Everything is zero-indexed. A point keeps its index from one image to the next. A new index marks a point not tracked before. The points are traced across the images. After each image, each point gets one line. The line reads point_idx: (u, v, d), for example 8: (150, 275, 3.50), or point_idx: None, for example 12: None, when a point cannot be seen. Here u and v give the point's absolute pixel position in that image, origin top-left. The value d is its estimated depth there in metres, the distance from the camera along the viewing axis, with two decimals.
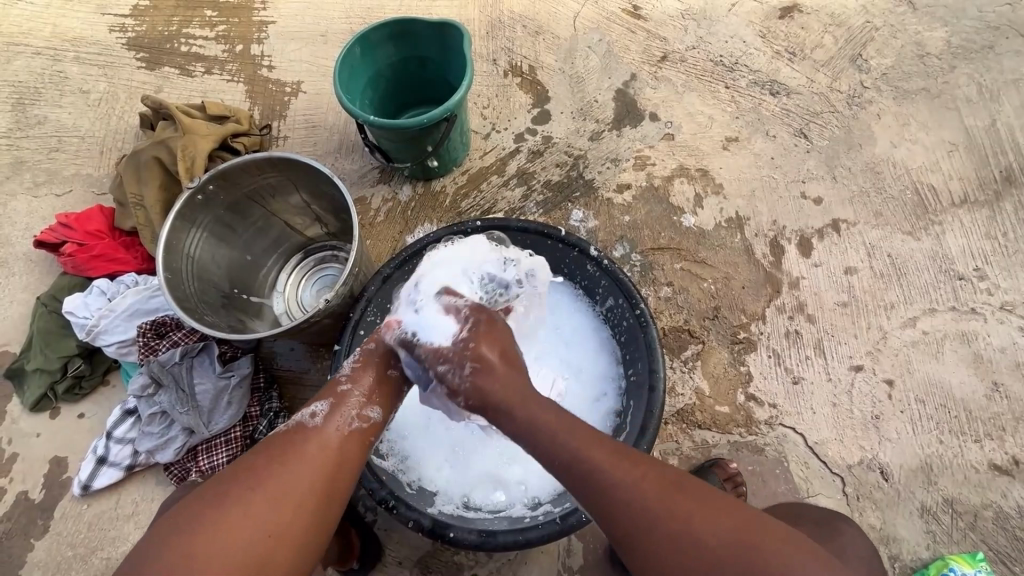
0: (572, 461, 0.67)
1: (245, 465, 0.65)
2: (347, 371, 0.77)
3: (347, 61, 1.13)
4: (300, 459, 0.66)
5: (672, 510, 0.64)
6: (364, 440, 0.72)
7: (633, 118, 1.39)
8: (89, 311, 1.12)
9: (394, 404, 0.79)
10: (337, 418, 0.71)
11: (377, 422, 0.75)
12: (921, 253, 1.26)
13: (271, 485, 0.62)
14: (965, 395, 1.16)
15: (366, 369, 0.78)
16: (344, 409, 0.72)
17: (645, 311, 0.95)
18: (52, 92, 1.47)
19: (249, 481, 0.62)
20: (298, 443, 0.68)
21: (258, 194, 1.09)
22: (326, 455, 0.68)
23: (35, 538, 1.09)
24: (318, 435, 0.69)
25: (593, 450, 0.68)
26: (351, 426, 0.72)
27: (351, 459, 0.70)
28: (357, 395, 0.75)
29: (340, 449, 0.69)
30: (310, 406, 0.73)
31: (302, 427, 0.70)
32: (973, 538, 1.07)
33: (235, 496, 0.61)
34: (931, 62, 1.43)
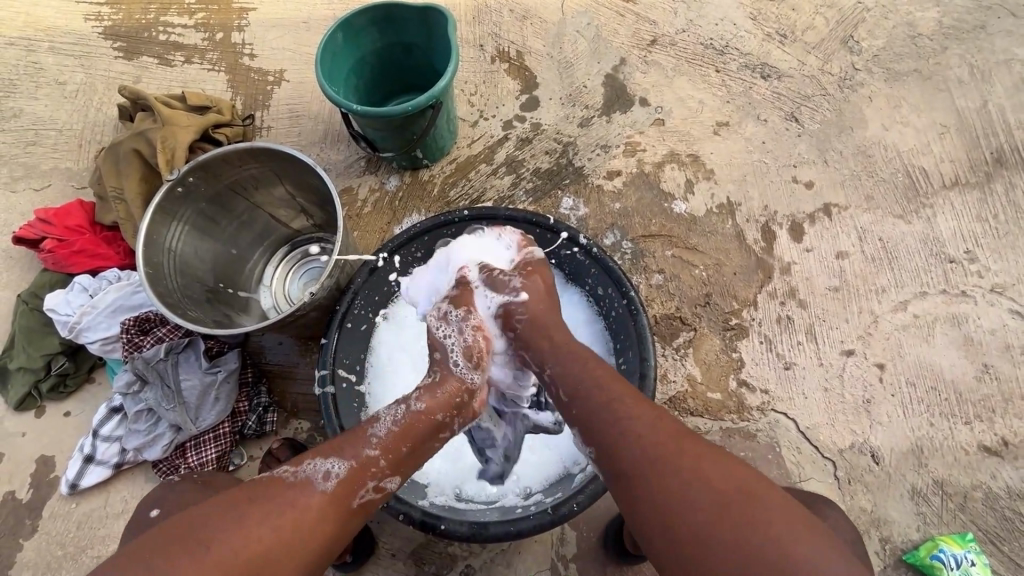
0: (594, 388, 0.74)
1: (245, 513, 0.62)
2: (379, 433, 0.74)
3: (330, 48, 1.11)
4: (300, 517, 0.64)
5: (678, 444, 0.65)
6: (366, 511, 0.70)
7: (623, 103, 1.37)
8: (71, 308, 1.10)
9: (410, 474, 0.77)
10: (350, 487, 0.69)
11: (387, 493, 0.73)
12: (912, 236, 1.26)
13: (264, 541, 0.60)
14: (956, 377, 1.16)
15: (399, 438, 0.75)
16: (357, 481, 0.69)
17: (635, 298, 0.94)
18: (27, 83, 1.43)
19: (241, 529, 0.60)
20: (299, 498, 0.65)
21: (240, 186, 1.07)
22: (330, 522, 0.66)
23: (24, 538, 1.08)
24: (321, 500, 0.66)
25: (612, 384, 0.74)
26: (363, 498, 0.70)
27: (349, 529, 0.68)
28: (378, 465, 0.72)
29: (345, 516, 0.68)
30: (329, 461, 0.69)
31: (309, 483, 0.67)
32: (962, 519, 1.08)
33: (225, 541, 0.59)
34: (923, 43, 1.41)
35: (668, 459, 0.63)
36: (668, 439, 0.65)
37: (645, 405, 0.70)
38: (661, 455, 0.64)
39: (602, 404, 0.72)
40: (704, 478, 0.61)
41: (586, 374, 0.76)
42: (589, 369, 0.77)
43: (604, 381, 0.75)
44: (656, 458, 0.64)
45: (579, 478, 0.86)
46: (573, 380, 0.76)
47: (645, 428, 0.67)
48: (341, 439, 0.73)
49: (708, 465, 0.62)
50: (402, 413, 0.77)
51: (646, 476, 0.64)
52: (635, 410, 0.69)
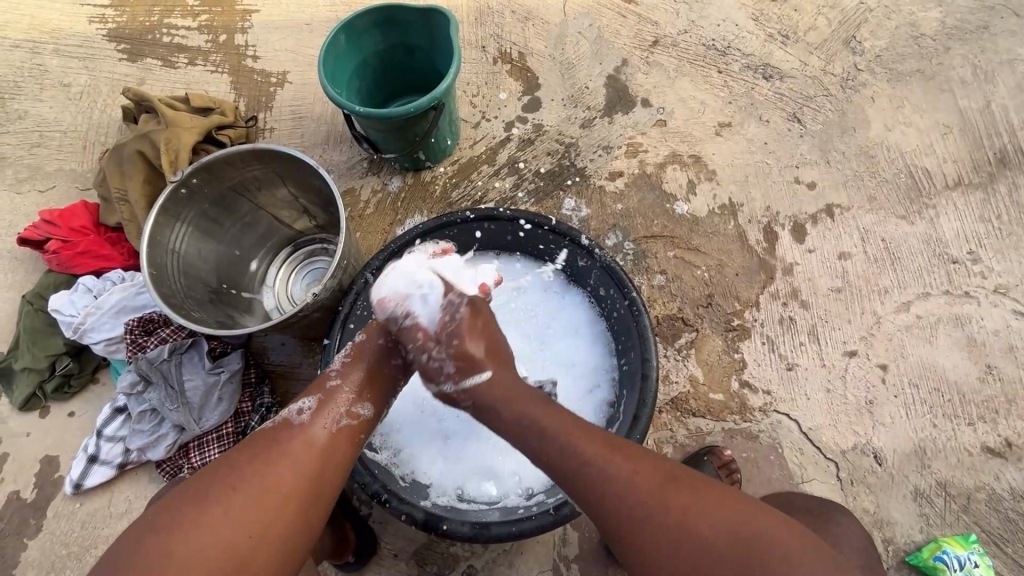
0: (567, 455, 0.69)
1: (229, 460, 0.65)
2: (336, 368, 0.79)
3: (332, 50, 1.11)
4: (286, 451, 0.67)
5: (667, 501, 0.64)
6: (353, 436, 0.74)
7: (625, 104, 1.38)
8: (75, 309, 1.10)
9: (385, 401, 0.81)
10: (325, 414, 0.72)
11: (365, 419, 0.76)
12: (915, 237, 1.26)
13: (255, 476, 0.63)
14: (959, 378, 1.16)
15: (354, 367, 0.79)
16: (331, 408, 0.73)
17: (638, 299, 0.93)
18: (32, 85, 1.43)
19: (233, 473, 0.63)
20: (282, 437, 0.69)
21: (243, 187, 1.07)
22: (314, 451, 0.69)
23: (28, 537, 1.09)
24: (302, 431, 0.70)
25: (585, 440, 0.69)
26: (339, 422, 0.73)
27: (339, 457, 0.71)
28: (348, 393, 0.76)
29: (328, 443, 0.70)
30: (298, 402, 0.74)
31: (288, 423, 0.71)
32: (966, 520, 1.08)
33: (218, 485, 0.62)
34: (926, 43, 1.41)
35: (660, 522, 0.63)
36: (654, 497, 0.64)
37: (625, 458, 0.68)
38: (653, 519, 0.63)
39: (579, 470, 0.67)
40: (700, 536, 0.61)
41: (557, 432, 0.71)
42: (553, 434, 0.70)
43: (575, 437, 0.70)
44: (649, 523, 0.63)
45: None
46: (541, 445, 0.71)
47: (631, 489, 0.65)
48: (307, 385, 0.77)
49: (699, 517, 0.62)
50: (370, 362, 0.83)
51: (643, 538, 0.63)
52: (618, 469, 0.66)
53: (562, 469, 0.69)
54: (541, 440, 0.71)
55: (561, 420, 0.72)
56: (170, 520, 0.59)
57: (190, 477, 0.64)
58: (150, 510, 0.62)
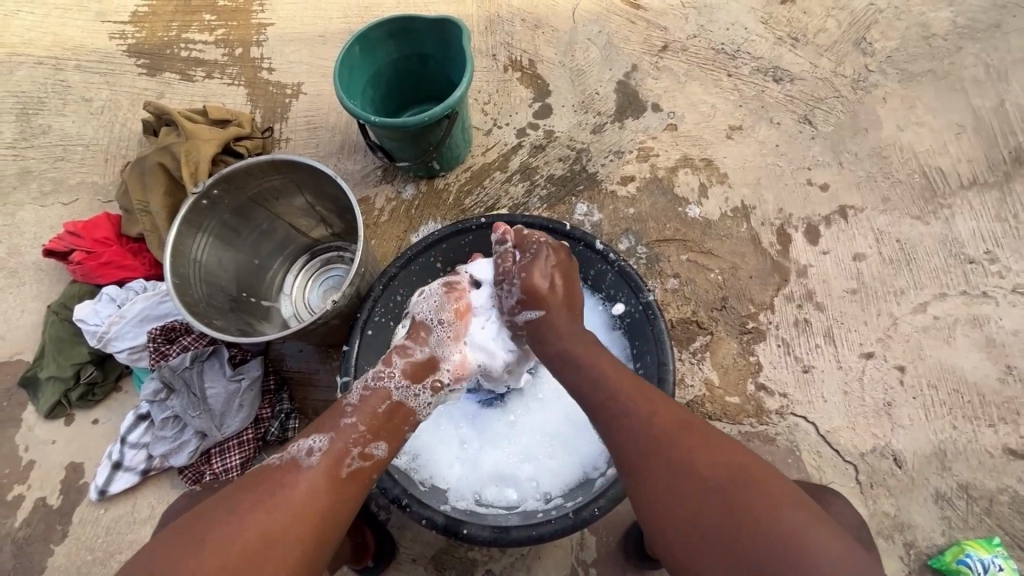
0: (597, 392, 0.76)
1: (231, 499, 0.65)
2: (351, 404, 0.80)
3: (347, 61, 1.13)
4: (292, 494, 0.67)
5: (673, 441, 0.66)
6: (358, 480, 0.73)
7: (635, 109, 1.39)
8: (100, 318, 1.13)
9: (398, 441, 0.81)
10: (335, 456, 0.72)
11: (377, 461, 0.76)
12: (931, 238, 1.25)
13: (258, 520, 0.63)
14: (978, 379, 1.15)
15: (368, 407, 0.80)
16: (342, 446, 0.74)
17: (653, 302, 0.93)
18: (55, 101, 1.47)
19: (238, 516, 0.63)
20: (290, 478, 0.69)
21: (263, 197, 1.09)
22: (321, 494, 0.69)
23: (55, 543, 1.11)
24: (311, 474, 0.70)
25: (618, 381, 0.76)
26: (347, 466, 0.73)
27: (343, 501, 0.71)
28: (358, 432, 0.76)
29: (336, 487, 0.70)
30: (308, 439, 0.74)
31: (296, 461, 0.71)
32: (989, 523, 1.07)
33: (222, 529, 0.61)
34: (937, 43, 1.41)
35: (663, 453, 0.65)
36: (664, 431, 0.67)
37: (650, 397, 0.73)
38: (653, 446, 0.66)
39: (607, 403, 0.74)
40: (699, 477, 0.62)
41: (597, 369, 0.79)
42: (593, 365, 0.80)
43: (609, 372, 0.77)
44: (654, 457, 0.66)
45: (599, 482, 0.86)
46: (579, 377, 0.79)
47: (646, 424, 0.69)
48: (320, 418, 0.78)
49: (705, 459, 0.63)
50: (376, 378, 0.84)
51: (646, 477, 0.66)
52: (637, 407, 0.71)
53: (593, 400, 0.76)
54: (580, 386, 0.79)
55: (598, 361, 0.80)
56: (172, 556, 0.59)
57: (195, 511, 0.65)
58: (161, 534, 0.63)
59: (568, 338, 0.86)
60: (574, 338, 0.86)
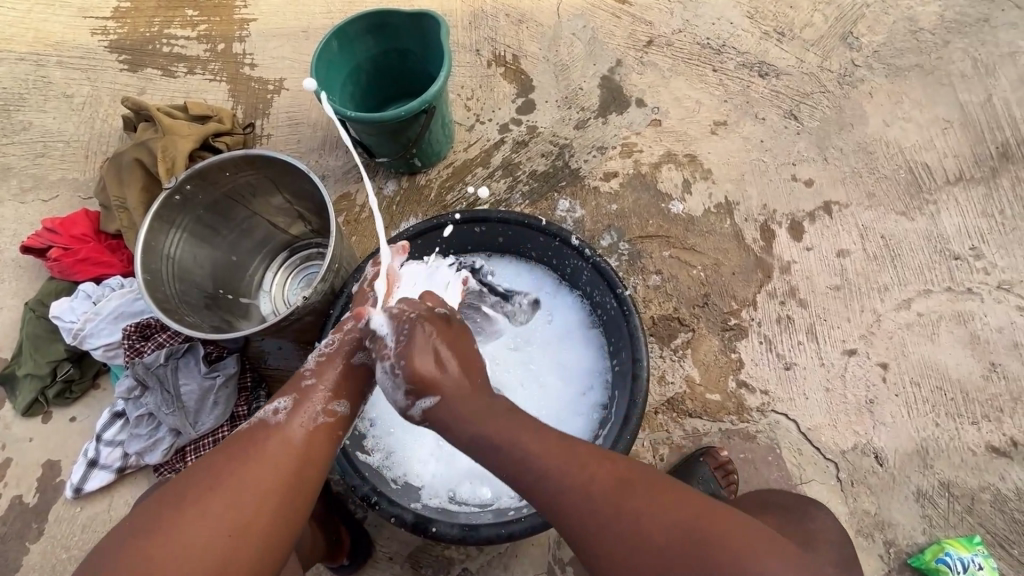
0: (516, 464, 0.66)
1: (206, 463, 0.65)
2: (310, 366, 0.78)
3: (325, 55, 1.12)
4: (263, 456, 0.66)
5: (619, 503, 0.62)
6: (329, 433, 0.72)
7: (619, 104, 1.37)
8: (75, 315, 1.12)
9: (360, 398, 0.79)
10: (301, 413, 0.71)
11: (343, 416, 0.75)
12: (916, 233, 1.24)
13: (234, 481, 0.63)
14: (962, 376, 1.14)
15: (329, 362, 0.78)
16: (307, 404, 0.72)
17: (628, 299, 0.92)
18: (36, 97, 1.46)
19: (210, 476, 0.63)
20: (259, 438, 0.68)
21: (238, 193, 1.08)
22: (293, 449, 0.68)
23: (30, 541, 1.10)
24: (280, 431, 0.69)
25: (541, 452, 0.66)
26: (315, 420, 0.72)
27: (317, 455, 0.70)
28: (323, 391, 0.75)
29: (307, 441, 0.70)
30: (272, 403, 0.72)
31: (263, 423, 0.70)
32: (971, 521, 1.06)
33: (195, 490, 0.62)
34: (924, 38, 1.40)
35: (622, 511, 0.62)
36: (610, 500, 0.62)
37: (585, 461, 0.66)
38: (609, 515, 0.62)
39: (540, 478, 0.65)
40: (652, 537, 0.59)
41: (512, 437, 0.68)
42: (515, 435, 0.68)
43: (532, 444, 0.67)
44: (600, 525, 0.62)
45: None
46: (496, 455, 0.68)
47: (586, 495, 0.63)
48: (280, 384, 0.76)
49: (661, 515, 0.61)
50: (329, 343, 0.80)
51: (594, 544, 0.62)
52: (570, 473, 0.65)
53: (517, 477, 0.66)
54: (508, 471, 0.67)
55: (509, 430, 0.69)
56: (149, 527, 0.59)
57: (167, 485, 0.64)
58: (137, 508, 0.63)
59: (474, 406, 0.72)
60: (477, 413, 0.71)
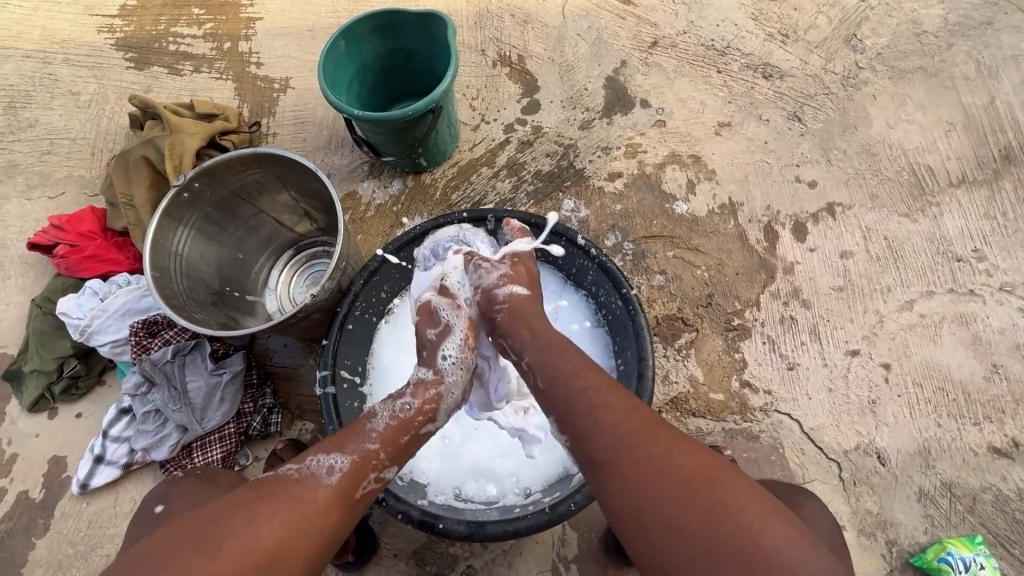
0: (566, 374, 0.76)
1: (250, 510, 0.64)
2: (375, 428, 0.77)
3: (332, 55, 1.13)
4: (306, 515, 0.65)
5: (639, 430, 0.67)
6: (365, 504, 0.73)
7: (624, 105, 1.38)
8: (82, 312, 1.13)
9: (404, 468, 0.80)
10: (354, 480, 0.71)
11: (385, 484, 0.75)
12: (918, 235, 1.24)
13: (274, 539, 0.62)
14: (964, 377, 1.14)
15: (391, 429, 0.78)
16: (360, 474, 0.72)
17: (633, 298, 0.93)
18: (43, 94, 1.47)
19: (254, 526, 0.62)
20: (307, 495, 0.67)
21: (246, 190, 1.09)
22: (332, 515, 0.68)
23: (37, 537, 1.11)
24: (329, 493, 0.69)
25: (583, 373, 0.76)
26: (362, 491, 0.72)
27: (349, 522, 0.70)
28: (378, 457, 0.75)
29: (347, 509, 0.70)
30: (328, 457, 0.71)
31: (315, 479, 0.69)
32: (972, 521, 1.06)
33: (238, 538, 0.61)
34: (928, 41, 1.40)
35: (638, 436, 0.66)
36: (632, 425, 0.67)
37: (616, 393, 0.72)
38: (625, 437, 0.66)
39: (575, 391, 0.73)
40: (671, 464, 0.62)
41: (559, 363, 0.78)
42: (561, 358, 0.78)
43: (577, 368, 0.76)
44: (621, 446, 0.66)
45: (577, 478, 0.86)
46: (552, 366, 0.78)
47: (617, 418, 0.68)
48: (340, 435, 0.75)
49: (672, 447, 0.65)
50: (404, 410, 0.80)
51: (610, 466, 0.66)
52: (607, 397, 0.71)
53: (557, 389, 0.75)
54: (553, 386, 0.76)
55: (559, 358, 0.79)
56: (179, 566, 0.58)
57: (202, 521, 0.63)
58: (165, 535, 0.62)
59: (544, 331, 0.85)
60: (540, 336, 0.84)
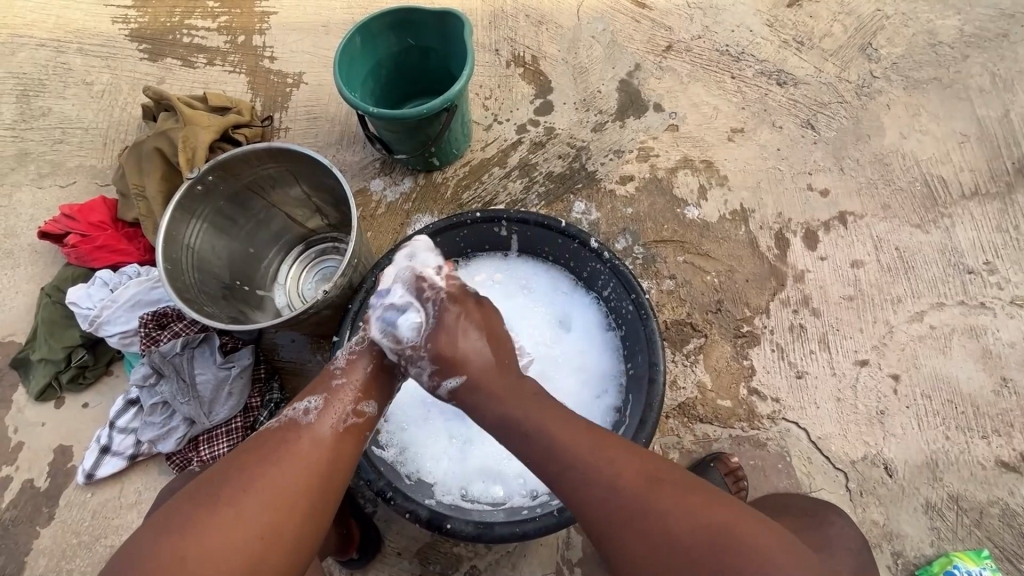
0: (550, 454, 0.68)
1: (239, 461, 0.66)
2: (340, 365, 0.79)
3: (348, 51, 1.12)
4: (296, 454, 0.67)
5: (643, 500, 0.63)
6: (358, 435, 0.74)
7: (637, 108, 1.38)
8: (92, 302, 1.13)
9: (387, 398, 0.81)
10: (332, 414, 0.73)
11: (371, 417, 0.76)
12: (930, 246, 1.24)
13: (267, 480, 0.63)
14: (972, 390, 1.14)
15: (360, 363, 0.80)
16: (335, 406, 0.74)
17: (646, 302, 0.92)
18: (56, 84, 1.47)
19: (245, 474, 0.63)
20: (290, 437, 0.69)
21: (259, 185, 1.09)
22: (323, 450, 0.69)
23: (41, 525, 1.11)
24: (311, 430, 0.70)
25: (564, 438, 0.69)
26: (344, 421, 0.73)
27: (346, 455, 0.71)
28: (352, 391, 0.76)
29: (338, 442, 0.71)
30: (301, 403, 0.74)
31: (294, 423, 0.71)
32: (979, 535, 1.06)
33: (232, 487, 0.62)
34: (944, 51, 1.40)
35: (642, 511, 0.62)
36: (633, 494, 0.63)
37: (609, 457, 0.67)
38: (627, 514, 0.63)
39: (563, 467, 0.67)
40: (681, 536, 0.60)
41: (539, 426, 0.71)
42: (536, 428, 0.71)
43: (560, 431, 0.70)
44: (621, 530, 0.63)
45: None
46: (530, 447, 0.70)
47: (610, 495, 0.64)
48: (309, 384, 0.77)
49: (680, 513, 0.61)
50: (359, 344, 0.82)
51: (612, 541, 0.63)
52: (593, 474, 0.66)
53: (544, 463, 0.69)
54: (537, 462, 0.69)
55: (543, 414, 0.72)
56: (183, 521, 0.60)
57: (197, 483, 0.64)
58: (167, 503, 0.63)
59: (509, 393, 0.75)
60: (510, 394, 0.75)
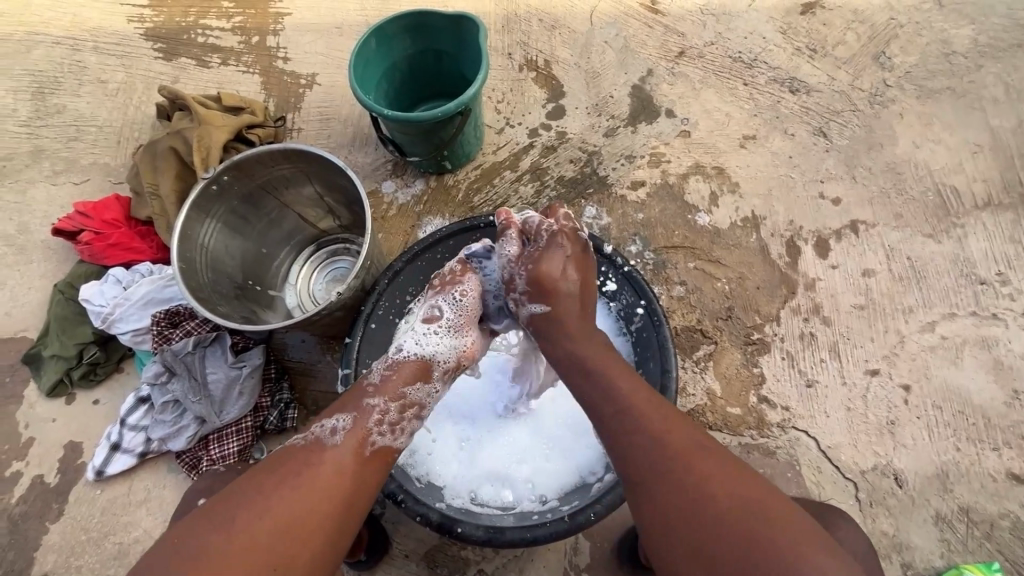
0: (609, 400, 0.73)
1: (260, 480, 0.64)
2: (374, 382, 0.80)
3: (363, 53, 1.13)
4: (317, 478, 0.66)
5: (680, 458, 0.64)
6: (382, 462, 0.73)
7: (649, 113, 1.38)
8: (105, 299, 1.13)
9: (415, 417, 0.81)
10: (357, 436, 0.72)
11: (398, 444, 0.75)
12: (942, 256, 1.24)
13: (284, 503, 0.62)
14: (984, 402, 1.13)
15: (392, 385, 0.80)
16: (363, 431, 0.73)
17: (659, 309, 0.94)
18: (71, 81, 1.48)
19: (260, 499, 0.62)
20: (314, 460, 0.68)
21: (273, 185, 1.09)
22: (343, 476, 0.68)
23: (51, 521, 1.11)
24: (332, 456, 0.69)
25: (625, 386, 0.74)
26: (368, 448, 0.72)
27: (367, 483, 0.70)
28: (381, 411, 0.76)
29: (360, 466, 0.70)
30: (330, 420, 0.73)
31: (319, 443, 0.70)
32: (989, 548, 1.05)
33: (248, 509, 0.61)
34: (957, 61, 1.39)
35: (676, 468, 0.63)
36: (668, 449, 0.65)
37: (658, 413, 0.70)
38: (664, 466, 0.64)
39: (616, 411, 0.71)
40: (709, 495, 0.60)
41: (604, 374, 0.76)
42: (596, 376, 0.77)
43: (621, 381, 0.74)
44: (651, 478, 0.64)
45: (597, 487, 0.86)
46: (592, 387, 0.76)
47: (650, 438, 0.66)
48: (340, 400, 0.77)
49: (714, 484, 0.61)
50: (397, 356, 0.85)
51: (640, 499, 0.65)
52: (646, 422, 0.68)
53: (600, 407, 0.73)
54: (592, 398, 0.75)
55: (614, 369, 0.77)
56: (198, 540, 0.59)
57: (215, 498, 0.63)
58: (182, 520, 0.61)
59: (577, 338, 0.84)
60: (583, 336, 0.84)
